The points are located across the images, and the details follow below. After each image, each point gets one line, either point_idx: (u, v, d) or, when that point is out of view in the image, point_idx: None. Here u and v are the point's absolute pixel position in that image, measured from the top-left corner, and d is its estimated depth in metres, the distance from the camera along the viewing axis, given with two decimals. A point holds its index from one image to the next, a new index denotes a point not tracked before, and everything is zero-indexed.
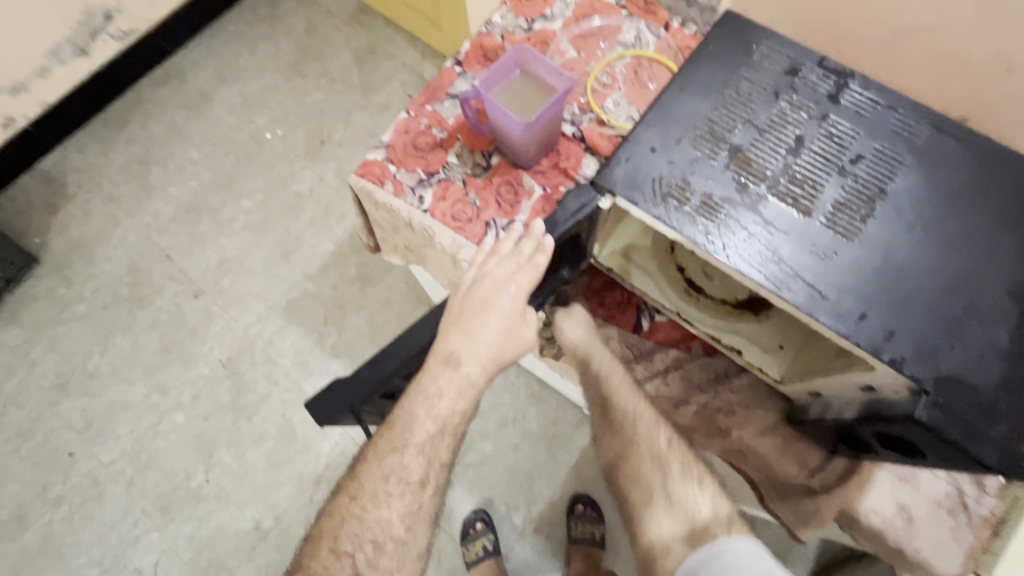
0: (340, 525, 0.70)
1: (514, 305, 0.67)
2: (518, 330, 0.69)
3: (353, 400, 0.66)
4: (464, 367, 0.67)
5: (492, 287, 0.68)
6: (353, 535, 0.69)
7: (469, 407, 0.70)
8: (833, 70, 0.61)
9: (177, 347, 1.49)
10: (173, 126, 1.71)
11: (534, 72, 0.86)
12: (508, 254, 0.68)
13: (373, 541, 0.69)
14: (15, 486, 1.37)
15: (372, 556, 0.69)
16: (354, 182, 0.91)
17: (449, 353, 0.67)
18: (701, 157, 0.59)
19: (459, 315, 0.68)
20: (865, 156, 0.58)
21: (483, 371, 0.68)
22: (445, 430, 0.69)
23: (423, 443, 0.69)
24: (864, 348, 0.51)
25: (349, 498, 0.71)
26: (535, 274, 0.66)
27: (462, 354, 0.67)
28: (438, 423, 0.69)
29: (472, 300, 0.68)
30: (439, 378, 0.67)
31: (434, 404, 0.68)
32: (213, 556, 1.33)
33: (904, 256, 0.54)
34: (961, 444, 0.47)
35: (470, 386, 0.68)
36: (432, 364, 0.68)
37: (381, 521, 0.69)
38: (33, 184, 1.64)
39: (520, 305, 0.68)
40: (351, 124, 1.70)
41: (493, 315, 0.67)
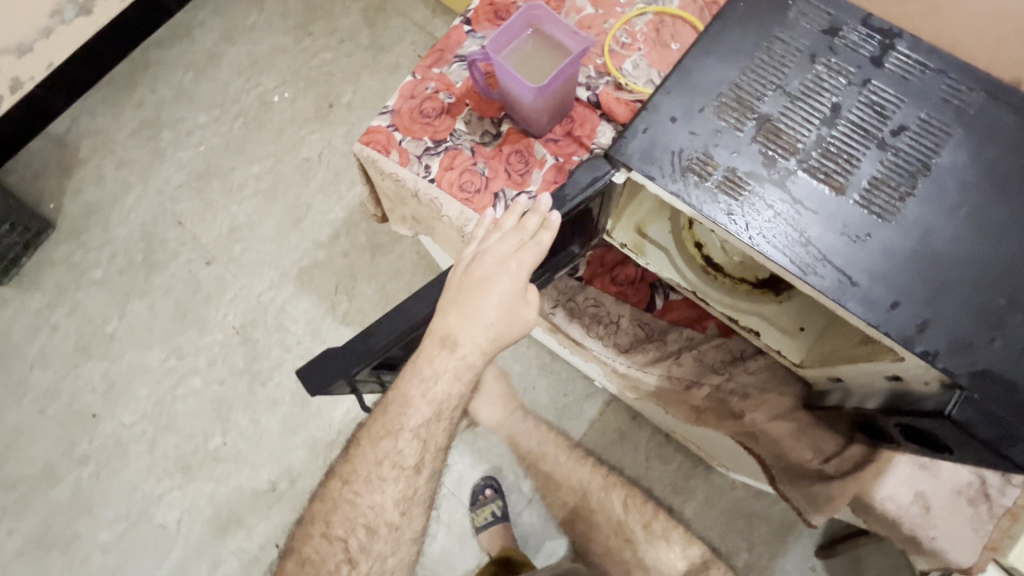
0: (332, 510, 0.72)
1: (516, 284, 0.64)
2: (519, 311, 0.66)
3: (343, 372, 0.64)
4: (462, 348, 0.65)
5: (492, 265, 0.65)
6: (346, 520, 0.71)
7: (465, 391, 0.69)
8: (878, 29, 0.55)
9: (192, 313, 1.51)
10: (181, 88, 1.67)
11: (548, 31, 0.81)
12: (511, 230, 0.65)
13: (366, 525, 0.71)
14: (43, 444, 1.42)
15: (365, 540, 0.71)
16: (358, 151, 0.87)
17: (446, 334, 0.65)
18: (726, 127, 0.54)
19: (457, 293, 0.65)
20: (909, 127, 0.52)
21: (481, 353, 0.66)
22: (441, 413, 0.69)
23: (418, 428, 0.69)
24: (893, 339, 0.48)
25: (342, 483, 0.72)
26: (539, 251, 0.63)
27: (460, 336, 0.65)
28: (433, 406, 0.68)
29: (471, 278, 0.65)
30: (435, 360, 0.66)
31: (430, 387, 0.67)
32: (232, 515, 1.37)
33: (945, 240, 0.49)
34: (994, 444, 0.44)
35: (468, 368, 0.67)
36: (429, 343, 0.66)
37: (375, 507, 0.71)
38: (46, 148, 1.63)
39: (521, 284, 0.65)
40: (361, 86, 1.65)
41: (492, 295, 0.64)
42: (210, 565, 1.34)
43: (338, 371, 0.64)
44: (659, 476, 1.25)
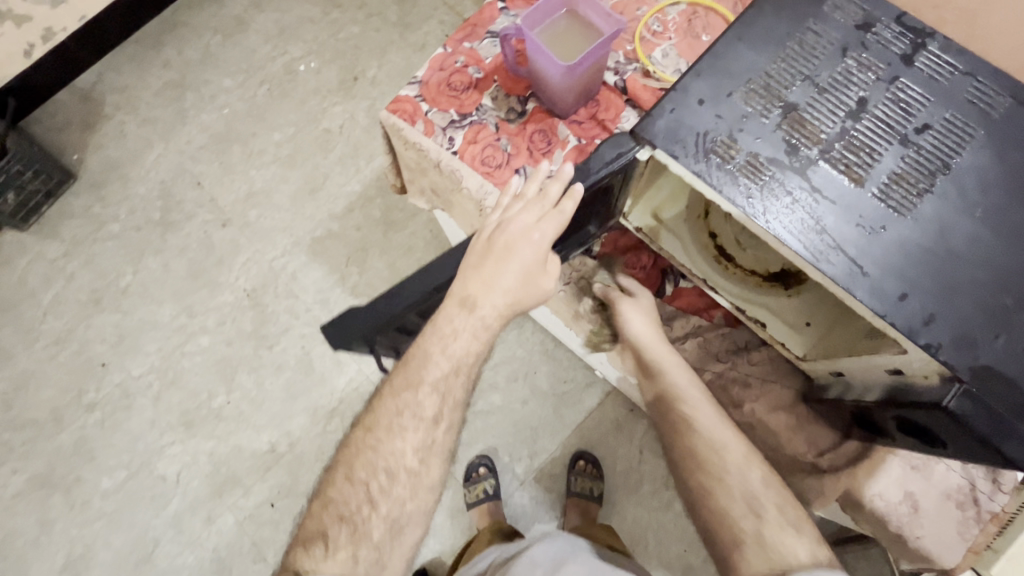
0: (355, 455, 0.72)
1: (536, 252, 0.66)
2: (537, 279, 0.68)
3: (365, 329, 0.66)
4: (480, 310, 0.67)
5: (515, 233, 0.66)
6: (368, 463, 0.71)
7: (482, 347, 0.71)
8: (910, 28, 0.56)
9: (205, 274, 1.53)
10: (209, 52, 1.69)
11: (581, 13, 0.81)
12: (534, 199, 0.66)
13: (386, 470, 0.71)
14: (52, 390, 1.45)
15: (385, 484, 0.71)
16: (384, 118, 0.89)
17: (466, 296, 0.67)
18: (752, 113, 0.55)
19: (479, 259, 0.67)
20: (933, 126, 0.53)
21: (498, 317, 0.69)
22: (459, 369, 0.71)
23: (438, 380, 0.71)
24: (898, 330, 0.49)
25: (364, 431, 0.74)
26: (560, 221, 0.64)
27: (480, 299, 0.67)
28: (452, 361, 0.70)
29: (493, 245, 0.66)
30: (454, 319, 0.68)
31: (448, 345, 0.69)
32: (230, 472, 1.40)
33: (959, 237, 0.50)
34: (988, 437, 0.46)
35: (484, 328, 0.69)
36: (449, 304, 0.68)
37: (394, 453, 0.71)
38: (72, 101, 1.65)
39: (542, 252, 0.66)
40: (386, 62, 1.66)
41: (514, 261, 0.65)
42: (206, 519, 1.38)
43: (361, 330, 0.66)
44: (653, 470, 1.34)
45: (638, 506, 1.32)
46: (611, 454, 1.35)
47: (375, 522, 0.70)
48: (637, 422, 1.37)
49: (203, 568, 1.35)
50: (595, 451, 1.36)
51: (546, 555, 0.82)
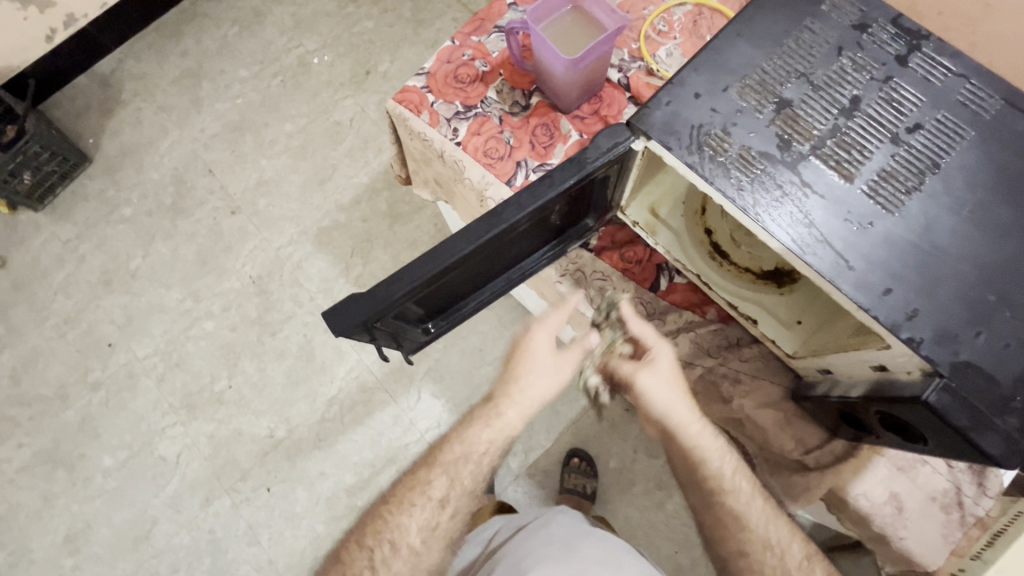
0: None
1: (561, 367, 0.78)
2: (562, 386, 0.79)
3: (368, 313, 0.65)
4: (506, 415, 0.78)
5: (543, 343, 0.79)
6: None
7: (503, 450, 0.80)
8: (906, 30, 0.57)
9: (212, 260, 1.56)
10: (225, 42, 1.72)
11: (586, 9, 0.83)
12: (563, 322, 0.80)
13: None
14: (59, 367, 1.48)
15: (388, 553, 0.75)
16: (391, 108, 0.90)
17: (495, 402, 0.79)
18: (747, 108, 0.56)
19: (512, 368, 0.80)
20: (924, 126, 0.54)
21: (522, 423, 0.79)
22: (482, 462, 0.78)
23: (455, 485, 0.77)
24: (881, 324, 0.50)
25: None
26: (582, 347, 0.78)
27: (506, 406, 0.78)
28: (476, 456, 0.78)
29: (523, 357, 0.79)
30: (483, 421, 0.78)
31: (473, 441, 0.78)
32: (229, 456, 1.42)
33: (945, 235, 0.51)
34: (964, 431, 0.47)
35: (508, 432, 0.79)
36: (483, 409, 0.79)
37: None
38: (90, 86, 1.68)
39: (564, 369, 0.78)
40: (399, 57, 1.68)
41: (539, 371, 0.78)
42: (203, 501, 1.40)
43: (361, 314, 0.65)
44: (646, 470, 1.34)
45: (630, 505, 1.32)
46: (605, 452, 1.36)
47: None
48: (633, 422, 1.38)
49: (199, 548, 1.37)
50: (590, 449, 1.37)
51: (567, 531, 0.91)
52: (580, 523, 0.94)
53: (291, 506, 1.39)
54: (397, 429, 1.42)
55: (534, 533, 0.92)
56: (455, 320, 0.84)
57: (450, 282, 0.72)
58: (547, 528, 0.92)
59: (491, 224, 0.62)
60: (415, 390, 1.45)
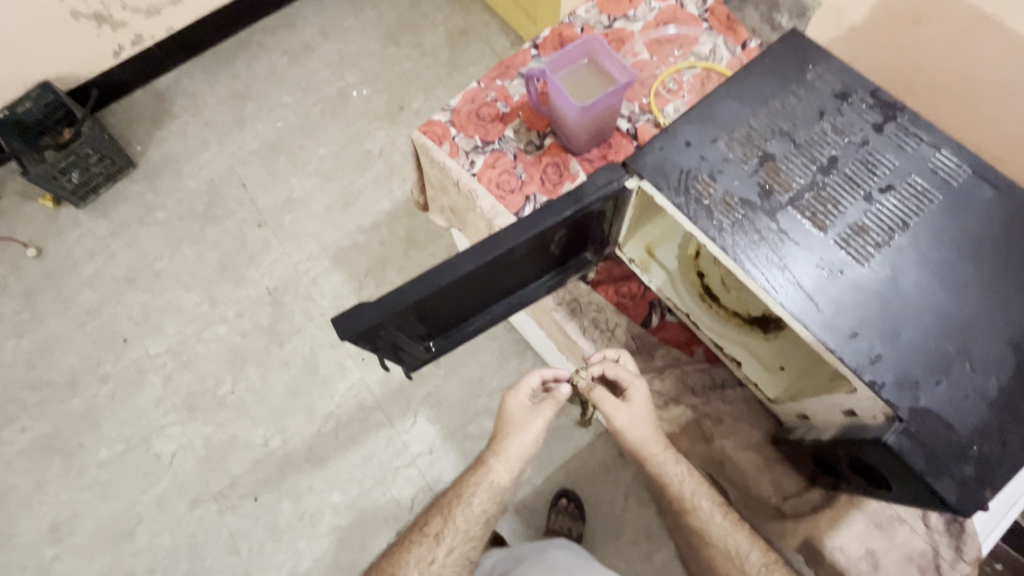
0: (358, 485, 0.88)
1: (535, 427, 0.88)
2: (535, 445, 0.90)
3: (372, 323, 0.67)
4: (496, 475, 0.88)
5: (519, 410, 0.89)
6: None
7: (493, 511, 0.89)
8: (884, 101, 0.62)
9: (234, 268, 1.63)
10: (274, 70, 1.86)
11: (601, 63, 0.90)
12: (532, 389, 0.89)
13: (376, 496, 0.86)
14: (74, 356, 1.54)
15: None
16: (416, 138, 0.98)
17: (487, 462, 0.89)
18: (732, 158, 0.61)
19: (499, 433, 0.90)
20: (896, 187, 0.58)
21: (509, 481, 0.89)
22: (473, 528, 0.88)
23: (453, 535, 0.87)
24: (846, 365, 0.53)
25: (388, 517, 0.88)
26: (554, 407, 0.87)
27: (496, 466, 0.88)
28: (470, 520, 0.87)
29: (502, 423, 0.90)
30: (475, 481, 0.88)
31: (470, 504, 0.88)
32: (221, 460, 1.45)
33: (909, 288, 0.55)
34: (921, 474, 0.49)
35: (499, 490, 0.89)
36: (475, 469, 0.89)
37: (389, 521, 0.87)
38: (146, 99, 1.82)
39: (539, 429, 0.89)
40: (431, 97, 1.80)
41: (522, 434, 0.88)
42: (189, 504, 1.41)
43: (368, 322, 0.66)
44: (635, 519, 1.32)
45: (615, 554, 1.30)
46: (594, 494, 1.35)
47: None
48: (625, 467, 1.37)
49: (178, 551, 1.38)
50: (579, 490, 1.36)
51: (566, 563, 0.95)
52: (577, 555, 0.97)
53: (275, 518, 1.39)
54: (389, 451, 1.43)
55: (534, 564, 0.95)
56: (455, 341, 0.86)
57: (453, 299, 0.74)
58: (548, 559, 0.95)
59: (497, 246, 0.66)
60: (412, 414, 1.47)
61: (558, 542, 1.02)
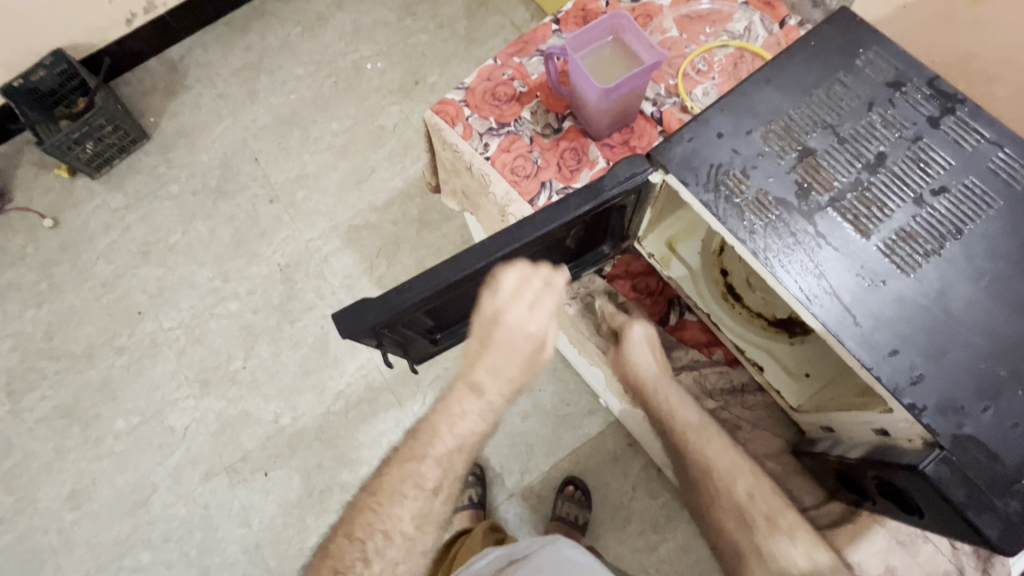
0: None
1: (536, 337, 0.70)
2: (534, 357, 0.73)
3: (377, 321, 0.64)
4: (488, 394, 0.73)
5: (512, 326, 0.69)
6: None
7: (486, 429, 0.75)
8: (941, 92, 0.56)
9: (246, 244, 1.62)
10: (288, 40, 1.81)
11: (626, 41, 0.84)
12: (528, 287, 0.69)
13: (383, 533, 0.71)
14: (90, 328, 1.55)
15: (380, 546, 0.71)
16: (428, 118, 0.93)
17: (474, 381, 0.72)
18: (768, 152, 0.56)
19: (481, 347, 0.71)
20: (950, 190, 0.53)
21: (504, 399, 0.74)
22: (463, 447, 0.74)
23: (442, 456, 0.73)
24: (883, 385, 0.48)
25: (369, 494, 0.74)
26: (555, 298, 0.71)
27: (487, 384, 0.72)
28: (458, 440, 0.73)
29: None
30: (463, 401, 0.73)
31: (457, 424, 0.73)
32: (234, 435, 1.46)
33: (959, 304, 0.50)
34: (960, 507, 0.45)
35: (491, 410, 0.74)
36: (458, 387, 0.74)
37: (393, 517, 0.72)
38: (159, 68, 1.79)
39: (541, 337, 0.71)
40: (447, 71, 1.74)
41: None
42: (202, 476, 1.43)
43: (371, 321, 0.64)
44: (642, 510, 1.31)
45: (621, 543, 1.29)
46: (602, 485, 1.33)
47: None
48: (635, 457, 1.35)
49: (192, 523, 1.40)
50: (587, 479, 1.34)
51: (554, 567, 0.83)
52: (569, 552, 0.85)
53: (285, 493, 1.41)
54: (398, 433, 1.43)
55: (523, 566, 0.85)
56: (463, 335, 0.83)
57: (462, 294, 0.71)
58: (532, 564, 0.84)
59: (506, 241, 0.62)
60: (421, 395, 1.45)
61: (559, 541, 0.90)
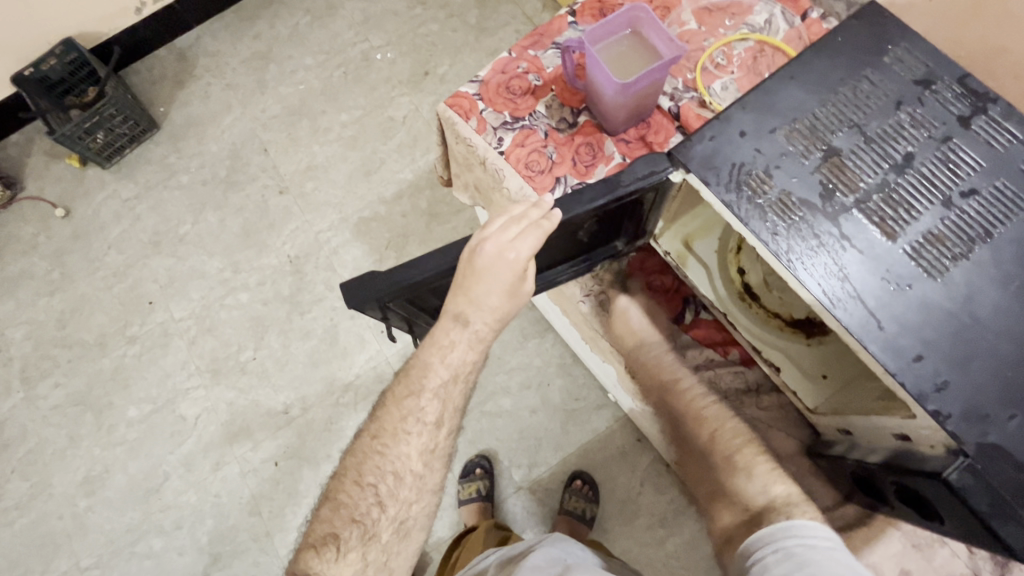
0: (363, 460, 0.71)
1: (516, 266, 0.65)
2: (520, 288, 0.68)
3: (381, 294, 0.67)
4: (473, 324, 0.70)
5: (493, 252, 0.64)
6: (375, 467, 0.70)
7: (478, 358, 0.73)
8: (973, 91, 0.55)
9: (255, 235, 1.62)
10: (297, 30, 1.80)
11: (645, 34, 0.82)
12: (513, 217, 0.65)
13: (394, 473, 0.70)
14: (102, 317, 1.56)
15: (392, 487, 0.70)
16: (441, 111, 0.92)
17: (458, 312, 0.69)
18: (792, 152, 0.55)
19: (460, 277, 0.66)
20: (980, 192, 0.52)
21: (490, 328, 0.71)
22: (458, 377, 0.73)
23: (438, 388, 0.72)
24: (906, 391, 0.48)
25: (370, 437, 0.72)
26: (541, 236, 0.63)
27: (470, 315, 0.69)
28: (451, 370, 0.72)
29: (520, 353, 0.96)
30: (449, 332, 0.70)
31: (447, 354, 0.71)
32: (244, 424, 1.47)
33: (987, 309, 0.49)
34: (983, 515, 0.45)
35: (479, 340, 0.72)
36: (443, 318, 0.70)
37: (401, 456, 0.71)
38: (169, 58, 1.78)
39: (521, 265, 0.65)
40: (458, 62, 1.72)
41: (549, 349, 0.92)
42: (213, 465, 1.45)
43: (376, 293, 0.66)
44: (650, 504, 1.31)
45: (628, 537, 1.30)
46: (610, 479, 1.34)
47: (384, 524, 0.69)
48: (643, 453, 1.35)
49: (203, 510, 1.42)
50: (595, 474, 1.34)
51: (547, 559, 0.83)
52: (565, 548, 0.86)
53: (294, 483, 1.42)
54: None
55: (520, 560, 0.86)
56: None
57: None
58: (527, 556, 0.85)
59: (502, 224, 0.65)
60: None
61: (557, 539, 0.91)
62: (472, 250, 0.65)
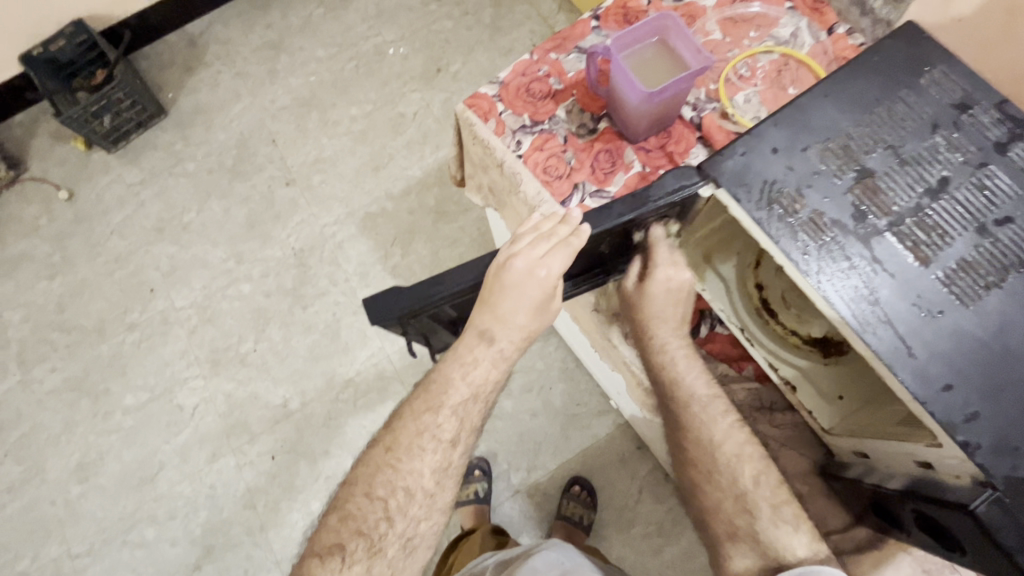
0: (374, 473, 0.70)
1: (545, 284, 0.66)
2: (548, 306, 0.69)
3: (406, 309, 0.67)
4: (498, 342, 0.70)
5: (522, 268, 0.66)
6: (386, 482, 0.69)
7: (500, 377, 0.73)
8: (1011, 117, 0.54)
9: (260, 226, 1.60)
10: (310, 21, 1.78)
11: (672, 43, 0.82)
12: (543, 234, 0.67)
13: (405, 489, 0.69)
14: (102, 302, 1.55)
15: (403, 503, 0.69)
16: (459, 111, 0.91)
17: (483, 328, 0.69)
18: (825, 171, 0.54)
19: (487, 293, 0.67)
20: (1015, 220, 0.51)
21: (515, 347, 0.71)
22: (478, 395, 0.72)
23: (457, 406, 0.71)
24: (936, 420, 0.47)
25: (384, 450, 0.71)
26: (570, 254, 0.64)
27: (496, 332, 0.69)
28: (471, 388, 0.71)
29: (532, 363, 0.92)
30: (474, 349, 0.70)
31: (469, 371, 0.71)
32: (243, 417, 1.45)
33: (1020, 341, 0.48)
34: (1008, 549, 0.44)
35: (503, 358, 0.72)
36: (468, 335, 0.70)
37: (413, 473, 0.69)
38: (179, 43, 1.76)
39: (551, 283, 0.66)
40: (470, 60, 1.71)
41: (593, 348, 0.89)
42: (210, 456, 1.43)
43: (400, 309, 0.67)
44: (648, 512, 1.30)
45: (625, 545, 1.29)
46: (609, 486, 1.33)
47: (391, 539, 0.68)
48: (643, 461, 1.34)
49: (198, 501, 1.40)
50: (593, 480, 1.34)
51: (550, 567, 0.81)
52: (568, 556, 0.84)
53: (291, 477, 1.41)
54: None
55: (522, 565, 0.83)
56: None
57: None
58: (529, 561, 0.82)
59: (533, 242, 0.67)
60: None
61: (557, 544, 0.88)
62: (501, 265, 0.66)
